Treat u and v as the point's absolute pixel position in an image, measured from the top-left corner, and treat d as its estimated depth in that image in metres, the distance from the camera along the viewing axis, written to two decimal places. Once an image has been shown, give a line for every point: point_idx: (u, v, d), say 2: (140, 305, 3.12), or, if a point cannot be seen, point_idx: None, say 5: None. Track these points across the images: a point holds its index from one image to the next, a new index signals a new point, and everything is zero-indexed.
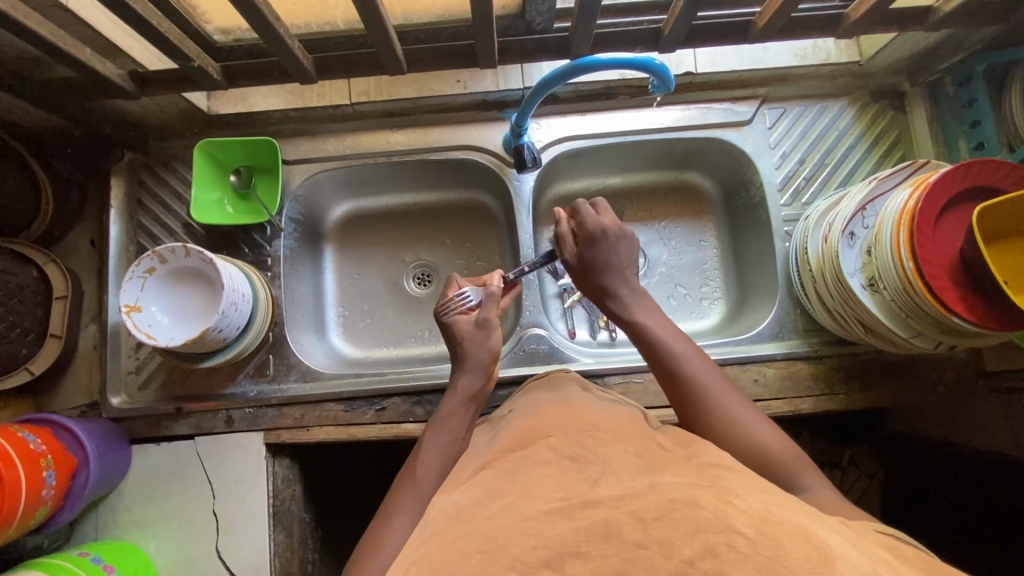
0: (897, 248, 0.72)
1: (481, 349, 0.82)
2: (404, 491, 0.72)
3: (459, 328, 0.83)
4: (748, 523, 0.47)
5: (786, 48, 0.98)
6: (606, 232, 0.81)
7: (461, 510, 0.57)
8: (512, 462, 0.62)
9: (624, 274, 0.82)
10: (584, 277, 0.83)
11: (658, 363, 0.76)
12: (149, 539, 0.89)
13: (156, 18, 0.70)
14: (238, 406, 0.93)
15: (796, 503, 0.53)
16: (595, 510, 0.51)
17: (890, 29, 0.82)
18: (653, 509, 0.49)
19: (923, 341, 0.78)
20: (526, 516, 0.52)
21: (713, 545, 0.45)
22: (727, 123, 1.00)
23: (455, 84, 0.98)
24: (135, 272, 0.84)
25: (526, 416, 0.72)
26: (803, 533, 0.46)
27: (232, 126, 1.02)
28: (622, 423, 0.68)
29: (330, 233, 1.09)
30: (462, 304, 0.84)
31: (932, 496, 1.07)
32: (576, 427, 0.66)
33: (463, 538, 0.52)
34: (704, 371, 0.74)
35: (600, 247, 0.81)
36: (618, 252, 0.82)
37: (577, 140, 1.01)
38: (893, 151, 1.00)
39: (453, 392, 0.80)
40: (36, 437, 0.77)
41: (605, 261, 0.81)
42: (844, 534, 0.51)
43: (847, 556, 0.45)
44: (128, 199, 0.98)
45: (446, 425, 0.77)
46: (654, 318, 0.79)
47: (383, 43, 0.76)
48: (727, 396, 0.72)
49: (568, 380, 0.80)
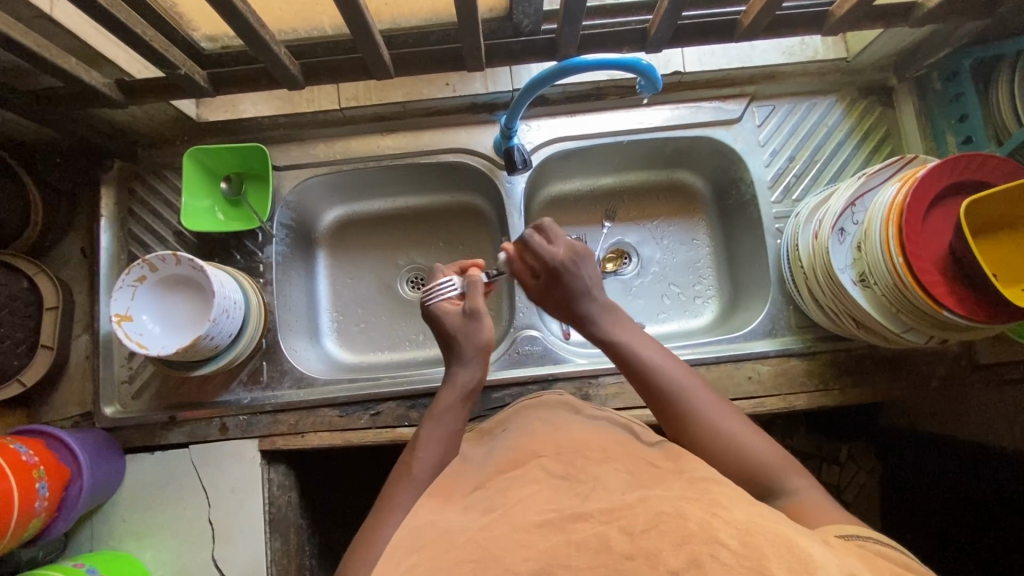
0: (887, 244, 0.72)
1: (476, 339, 0.79)
2: (402, 487, 0.71)
3: (449, 321, 0.80)
4: (733, 534, 0.47)
5: (774, 46, 0.98)
6: (559, 262, 0.79)
7: (455, 525, 0.57)
8: (504, 481, 0.63)
9: (590, 295, 0.80)
10: (556, 306, 0.82)
11: (639, 381, 0.75)
12: (145, 549, 0.89)
13: (141, 26, 0.70)
14: (232, 413, 0.93)
15: (782, 515, 0.53)
16: (586, 524, 0.51)
17: (876, 24, 0.82)
18: (641, 523, 0.49)
19: (916, 335, 0.78)
20: (518, 528, 0.53)
21: (697, 556, 0.45)
22: (716, 121, 1.01)
23: (444, 87, 0.98)
24: (125, 281, 0.84)
25: (517, 438, 0.72)
26: (784, 542, 0.46)
27: (222, 134, 1.02)
28: (611, 443, 0.68)
29: (322, 238, 1.09)
30: (444, 293, 0.82)
31: (928, 490, 1.07)
32: (566, 447, 0.67)
33: (456, 547, 0.52)
34: (690, 385, 0.73)
35: (558, 278, 0.79)
36: (581, 278, 0.80)
37: (567, 142, 1.01)
38: (883, 146, 1.00)
39: (450, 386, 0.78)
40: (29, 449, 0.76)
41: (569, 287, 0.79)
42: (830, 543, 0.51)
43: (828, 565, 0.45)
44: (118, 207, 0.98)
45: (444, 421, 0.76)
46: (629, 335, 0.78)
47: (370, 48, 0.76)
48: (717, 409, 0.71)
49: (563, 404, 0.79)
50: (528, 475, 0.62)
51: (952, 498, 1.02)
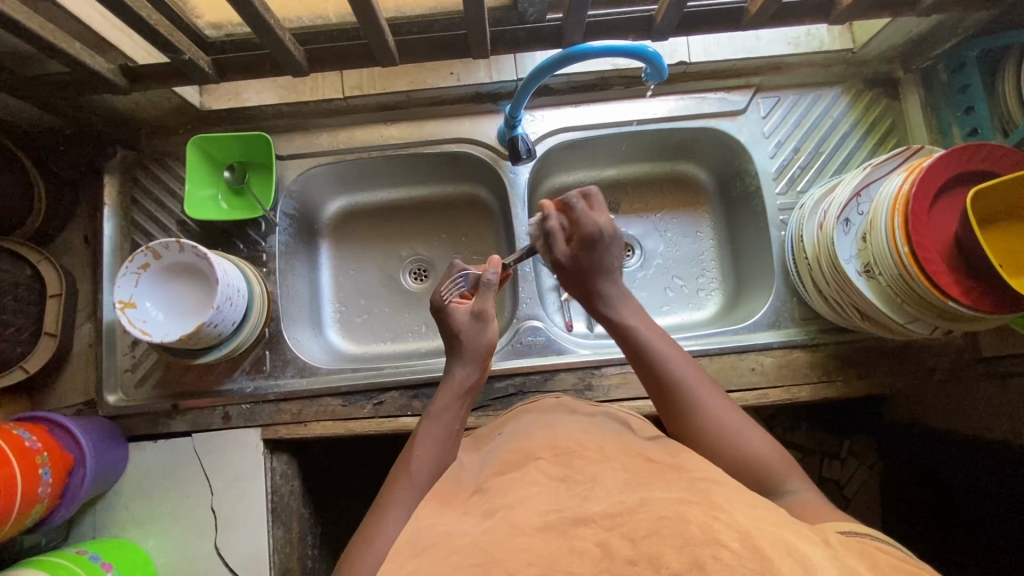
0: (892, 233, 0.72)
1: (477, 342, 0.79)
2: (399, 485, 0.70)
3: (455, 316, 0.81)
4: (735, 537, 0.47)
5: (780, 36, 0.97)
6: (600, 231, 0.77)
7: (456, 529, 0.57)
8: (505, 480, 0.63)
9: (614, 277, 0.80)
10: (568, 277, 0.81)
11: (642, 366, 0.74)
12: (147, 536, 0.89)
13: (146, 11, 0.69)
14: (235, 402, 0.93)
15: (782, 516, 0.53)
16: (589, 530, 0.51)
17: (883, 14, 0.81)
18: (642, 527, 0.49)
19: (921, 326, 0.78)
20: (519, 531, 0.52)
21: (700, 559, 0.45)
22: (722, 112, 1.01)
23: (448, 76, 0.97)
24: (129, 267, 0.83)
25: (518, 436, 0.72)
26: (785, 544, 0.46)
27: (224, 121, 1.01)
28: (611, 441, 0.68)
29: (324, 229, 1.09)
30: (456, 290, 0.85)
31: (930, 484, 1.07)
32: (568, 445, 0.67)
33: (457, 551, 0.52)
34: (694, 378, 0.72)
35: (593, 247, 0.78)
36: (612, 254, 0.79)
37: (571, 132, 1.01)
38: (888, 138, 1.00)
39: (448, 384, 0.79)
40: (32, 435, 0.76)
41: (599, 264, 0.79)
42: (827, 542, 0.51)
43: (829, 567, 0.45)
44: (122, 195, 0.98)
45: (441, 419, 0.76)
46: (642, 322, 0.77)
47: (375, 34, 0.76)
48: (719, 406, 0.70)
49: (559, 406, 0.79)
50: (530, 475, 0.62)
51: (950, 491, 1.02)
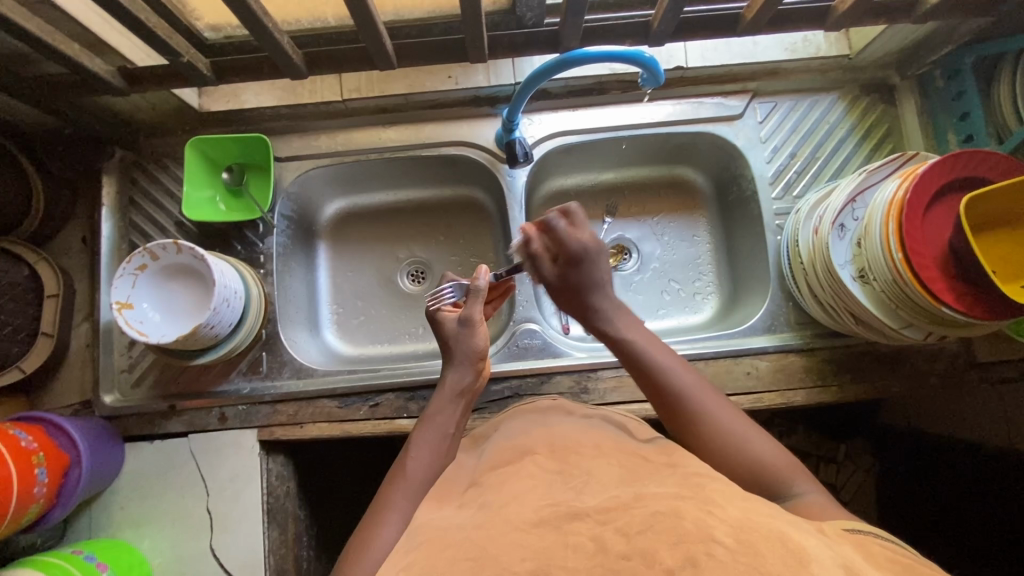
0: (886, 239, 0.72)
1: (467, 346, 0.80)
2: (394, 487, 0.70)
3: (445, 325, 0.81)
4: (727, 532, 0.47)
5: (777, 42, 0.98)
6: (584, 249, 0.76)
7: (451, 523, 0.57)
8: (501, 478, 0.63)
9: (605, 290, 0.77)
10: (561, 294, 0.79)
11: (644, 379, 0.74)
12: (143, 537, 0.89)
13: (144, 13, 0.70)
14: (231, 403, 0.93)
15: (776, 510, 0.53)
16: (583, 525, 0.51)
17: (879, 21, 0.82)
18: (637, 524, 0.49)
19: (914, 331, 0.78)
20: (512, 526, 0.52)
21: (693, 554, 0.45)
22: (718, 117, 1.01)
23: (446, 79, 0.98)
24: (126, 269, 0.84)
25: (513, 435, 0.72)
26: (778, 537, 0.46)
27: (223, 123, 1.01)
28: (606, 440, 0.68)
29: (323, 230, 1.09)
30: (444, 300, 0.85)
31: (926, 488, 1.07)
32: (563, 443, 0.67)
33: (452, 546, 0.52)
34: (696, 387, 0.72)
35: (578, 268, 0.77)
36: (600, 270, 0.77)
37: (570, 136, 1.02)
38: (884, 144, 1.00)
39: (442, 387, 0.79)
40: (28, 434, 0.76)
41: (587, 279, 0.77)
42: (823, 536, 0.51)
43: (823, 560, 0.45)
44: (120, 196, 0.98)
45: (435, 421, 0.76)
46: (641, 335, 0.76)
47: (372, 37, 0.76)
48: (724, 414, 0.70)
49: (558, 404, 0.78)
50: (526, 472, 0.63)
51: (948, 495, 1.02)
